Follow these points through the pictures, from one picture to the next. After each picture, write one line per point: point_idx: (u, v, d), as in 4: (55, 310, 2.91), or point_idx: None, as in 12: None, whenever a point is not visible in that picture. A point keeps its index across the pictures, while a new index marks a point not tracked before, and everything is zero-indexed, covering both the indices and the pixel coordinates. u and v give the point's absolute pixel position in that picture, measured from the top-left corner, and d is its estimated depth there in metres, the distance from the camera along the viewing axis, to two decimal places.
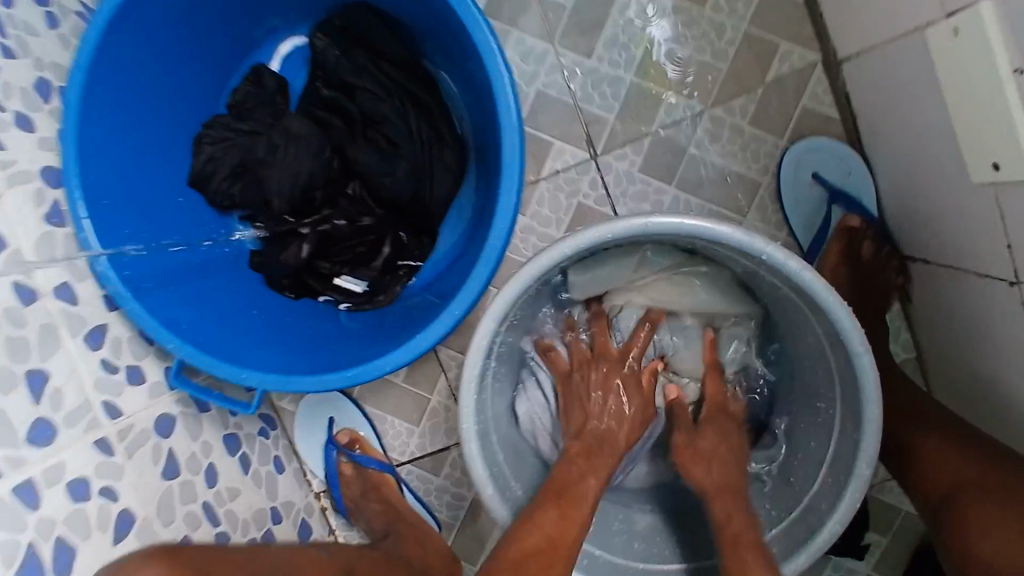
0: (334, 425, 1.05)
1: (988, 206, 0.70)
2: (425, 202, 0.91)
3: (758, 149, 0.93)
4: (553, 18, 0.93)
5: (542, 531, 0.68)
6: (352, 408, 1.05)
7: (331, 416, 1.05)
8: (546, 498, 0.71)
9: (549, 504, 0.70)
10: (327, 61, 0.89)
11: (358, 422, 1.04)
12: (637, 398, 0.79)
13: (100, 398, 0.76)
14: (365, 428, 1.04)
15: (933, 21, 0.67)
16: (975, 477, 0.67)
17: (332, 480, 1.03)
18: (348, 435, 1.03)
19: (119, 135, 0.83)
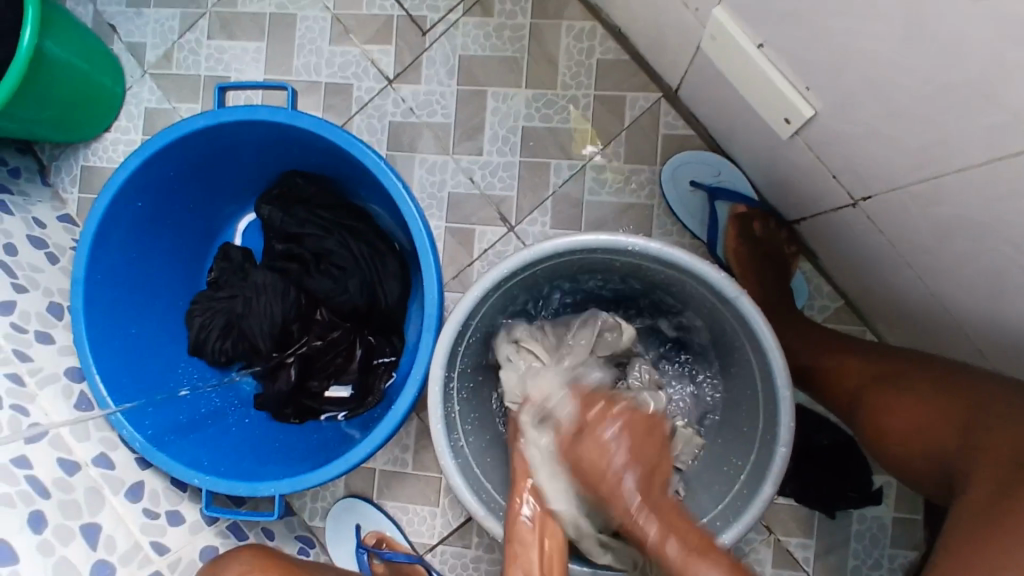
0: (361, 530, 1.11)
1: (805, 152, 0.82)
2: (381, 306, 1.07)
3: (640, 179, 1.08)
4: (443, 135, 1.13)
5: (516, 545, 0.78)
6: (375, 511, 1.11)
7: (356, 522, 1.11)
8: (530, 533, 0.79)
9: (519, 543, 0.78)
10: (274, 221, 1.09)
11: (381, 522, 1.10)
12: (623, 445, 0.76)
13: (148, 539, 0.89)
14: (390, 526, 1.11)
15: (700, 36, 0.84)
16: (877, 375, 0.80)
17: None
18: (375, 536, 1.10)
19: (123, 326, 1.01)
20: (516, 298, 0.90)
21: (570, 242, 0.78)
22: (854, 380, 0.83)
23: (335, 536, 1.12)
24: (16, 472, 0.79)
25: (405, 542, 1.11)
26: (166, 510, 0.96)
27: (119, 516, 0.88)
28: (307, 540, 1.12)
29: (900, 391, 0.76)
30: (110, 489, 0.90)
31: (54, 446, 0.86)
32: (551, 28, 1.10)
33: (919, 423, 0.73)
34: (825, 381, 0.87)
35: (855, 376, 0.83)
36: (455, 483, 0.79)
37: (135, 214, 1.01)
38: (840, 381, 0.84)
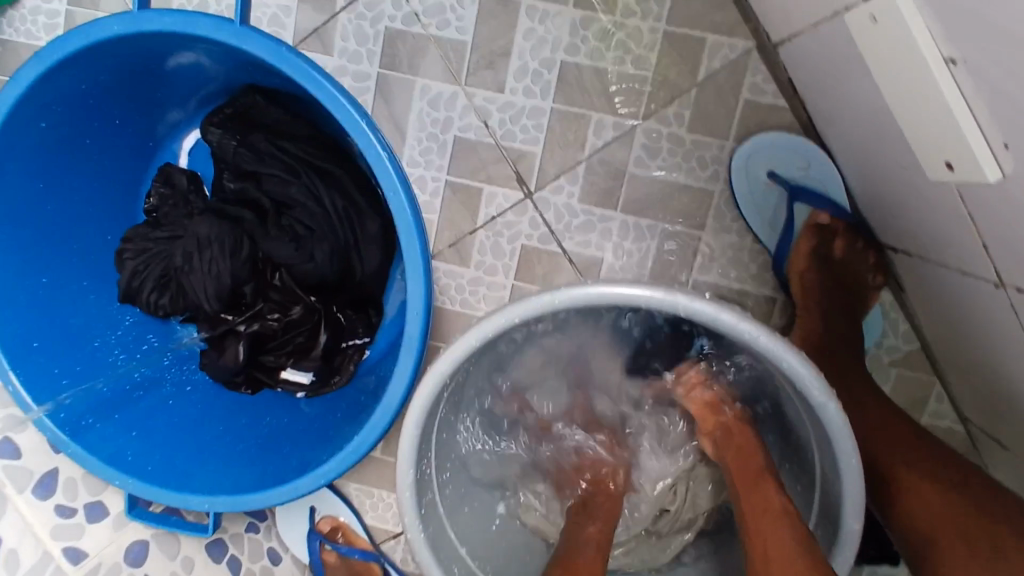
0: (315, 513, 0.99)
1: (954, 201, 0.58)
2: (355, 278, 0.86)
3: (705, 155, 0.83)
4: (454, 57, 0.85)
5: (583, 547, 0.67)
6: (332, 495, 0.98)
7: (311, 504, 0.99)
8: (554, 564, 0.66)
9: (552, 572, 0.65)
10: (225, 152, 0.85)
11: (337, 508, 0.98)
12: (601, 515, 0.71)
13: (60, 546, 0.74)
14: (346, 513, 0.98)
15: (851, 5, 0.56)
16: (960, 529, 0.58)
17: (318, 572, 0.97)
18: (329, 523, 0.98)
19: (30, 274, 0.80)
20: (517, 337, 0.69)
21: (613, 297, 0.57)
22: (939, 522, 0.60)
23: (286, 515, 1.00)
24: None
25: (362, 534, 0.97)
26: (83, 505, 0.80)
27: (25, 520, 0.73)
28: (258, 514, 1.00)
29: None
30: (13, 485, 0.73)
31: None
32: None
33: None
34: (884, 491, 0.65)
35: (922, 506, 0.61)
36: (426, 567, 0.64)
37: (39, 133, 0.76)
38: (919, 516, 0.61)
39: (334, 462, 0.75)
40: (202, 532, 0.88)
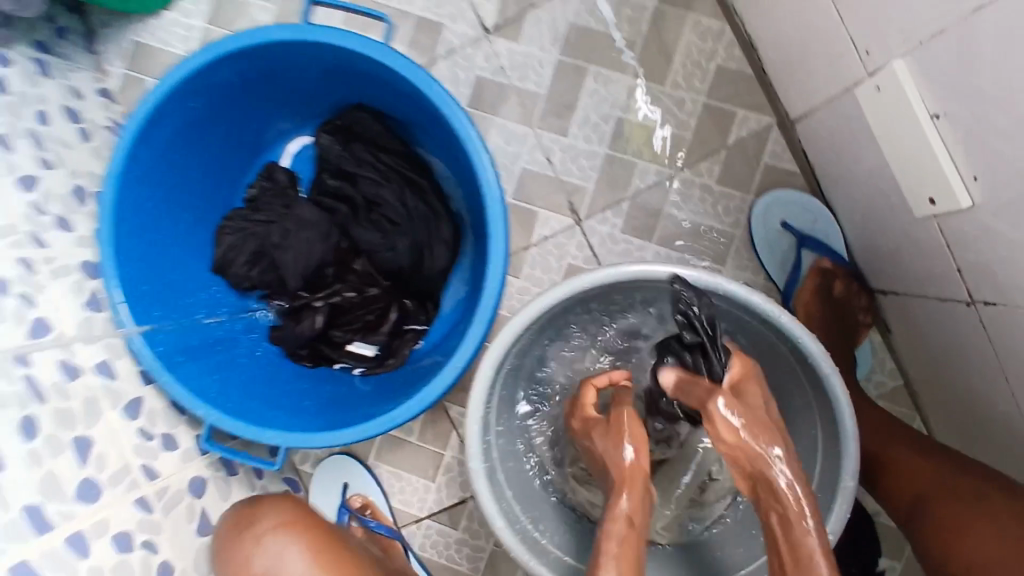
0: (347, 489, 1.10)
1: (933, 235, 0.75)
2: (424, 270, 0.99)
3: (729, 205, 1.00)
4: (529, 105, 1.03)
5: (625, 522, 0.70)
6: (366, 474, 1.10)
7: (344, 481, 1.10)
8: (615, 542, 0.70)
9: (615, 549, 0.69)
10: (330, 155, 1.01)
11: (369, 487, 1.09)
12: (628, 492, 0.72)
13: (139, 461, 0.87)
14: (376, 493, 1.09)
15: (860, 81, 0.75)
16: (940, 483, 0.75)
17: None
18: (360, 500, 1.09)
19: (147, 229, 0.93)
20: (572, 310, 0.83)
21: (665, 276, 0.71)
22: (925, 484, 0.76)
23: (320, 488, 1.10)
24: (14, 371, 0.75)
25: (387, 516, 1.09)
26: (162, 432, 0.92)
27: (113, 432, 0.85)
28: (292, 483, 1.11)
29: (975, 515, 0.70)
30: (108, 402, 0.86)
31: (57, 348, 0.82)
32: (675, 19, 1.00)
33: (998, 560, 0.66)
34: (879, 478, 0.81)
35: (908, 479, 0.78)
36: (478, 494, 0.75)
37: (188, 113, 0.91)
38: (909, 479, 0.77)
39: (398, 413, 0.86)
40: (270, 465, 1.01)
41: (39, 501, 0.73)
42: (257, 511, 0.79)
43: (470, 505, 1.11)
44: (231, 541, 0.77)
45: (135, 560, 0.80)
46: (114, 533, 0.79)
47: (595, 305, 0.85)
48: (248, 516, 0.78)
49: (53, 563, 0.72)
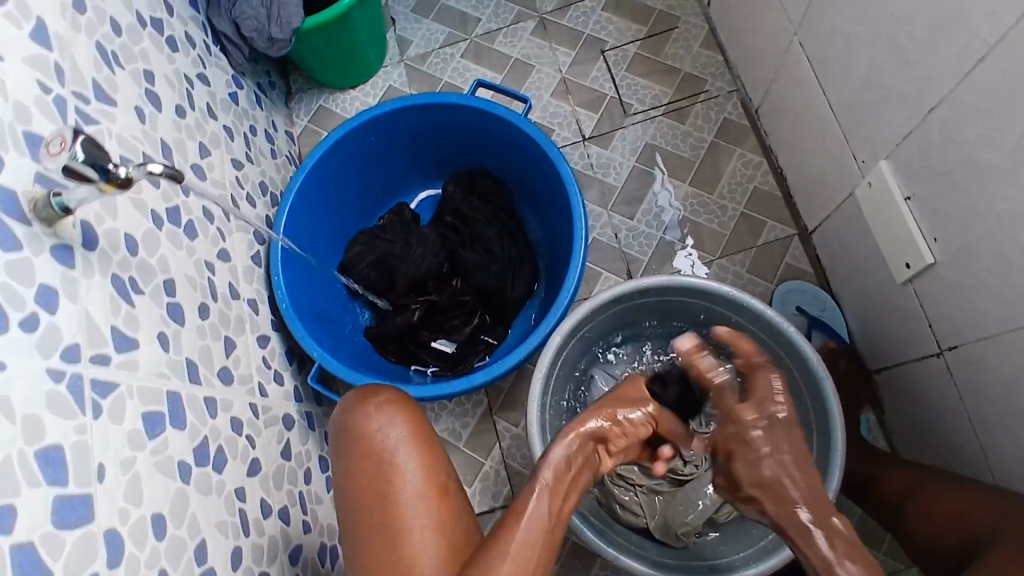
0: None
1: (911, 300, 0.98)
2: (506, 295, 1.24)
3: (755, 289, 1.25)
4: (607, 193, 1.34)
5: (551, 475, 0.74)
6: None
7: None
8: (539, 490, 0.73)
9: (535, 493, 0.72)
10: (452, 199, 1.31)
11: None
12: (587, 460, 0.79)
13: (258, 378, 1.05)
14: None
15: (858, 183, 1.04)
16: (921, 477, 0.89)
17: None
18: None
19: (308, 218, 1.22)
20: (623, 320, 1.07)
21: (703, 284, 0.96)
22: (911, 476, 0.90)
23: None
24: (204, 270, 0.99)
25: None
26: (276, 368, 1.11)
27: (247, 348, 1.05)
28: None
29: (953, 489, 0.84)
30: (250, 328, 1.07)
31: (228, 272, 1.06)
32: (726, 150, 1.33)
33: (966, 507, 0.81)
34: (873, 489, 0.94)
35: (895, 482, 0.91)
36: (531, 431, 0.93)
37: (365, 144, 1.25)
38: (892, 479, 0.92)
39: (473, 379, 1.06)
40: None
41: (196, 360, 0.90)
42: (378, 390, 0.82)
43: (497, 515, 1.21)
44: (352, 406, 0.80)
45: (240, 443, 0.94)
46: (233, 416, 0.95)
47: (639, 322, 1.08)
48: (370, 391, 0.81)
49: (196, 406, 0.87)
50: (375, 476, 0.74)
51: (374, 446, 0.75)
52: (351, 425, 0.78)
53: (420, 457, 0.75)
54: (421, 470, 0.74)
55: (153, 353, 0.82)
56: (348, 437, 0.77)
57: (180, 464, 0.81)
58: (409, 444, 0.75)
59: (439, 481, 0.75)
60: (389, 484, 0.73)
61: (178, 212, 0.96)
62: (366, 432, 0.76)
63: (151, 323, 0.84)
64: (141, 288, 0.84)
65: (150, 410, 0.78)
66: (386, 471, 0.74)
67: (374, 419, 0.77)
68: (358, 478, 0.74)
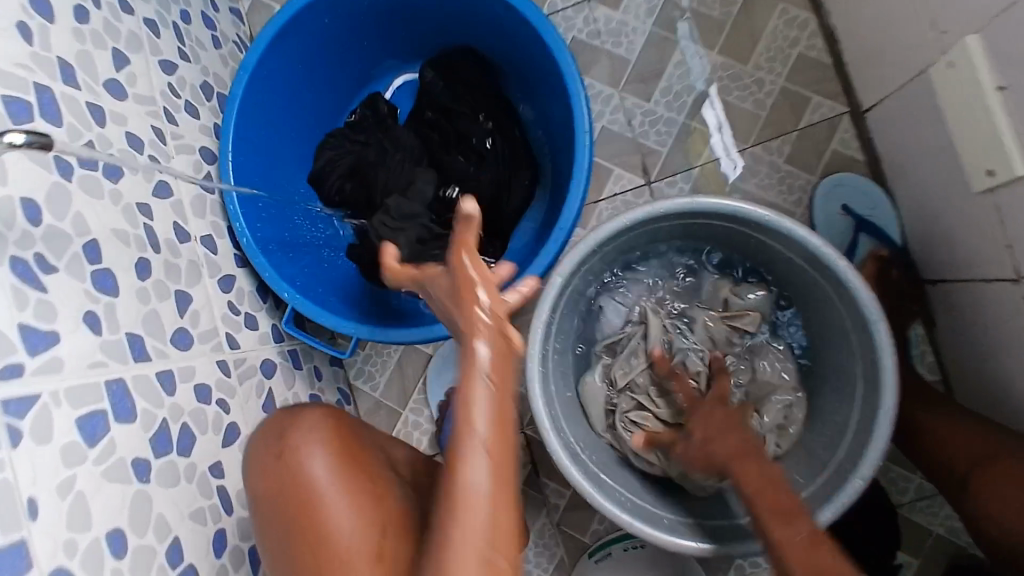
0: None
1: (989, 213, 0.81)
2: (503, 205, 1.08)
3: (793, 184, 1.06)
4: (618, 68, 1.11)
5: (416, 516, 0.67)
6: None
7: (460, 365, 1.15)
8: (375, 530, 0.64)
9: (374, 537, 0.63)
10: (433, 90, 1.10)
11: None
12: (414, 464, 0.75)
13: (225, 329, 0.93)
14: None
15: (933, 62, 0.81)
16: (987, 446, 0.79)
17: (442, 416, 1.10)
18: None
19: (262, 128, 1.04)
20: (627, 250, 0.92)
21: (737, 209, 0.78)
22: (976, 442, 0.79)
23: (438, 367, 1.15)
24: (138, 218, 0.84)
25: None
26: (247, 311, 1.00)
27: (207, 297, 0.93)
28: (345, 395, 1.16)
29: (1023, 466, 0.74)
30: (207, 271, 0.94)
31: (172, 211, 0.91)
32: (765, 6, 1.08)
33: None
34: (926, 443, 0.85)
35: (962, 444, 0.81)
36: (532, 388, 0.82)
37: (319, 28, 1.03)
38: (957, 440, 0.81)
39: None
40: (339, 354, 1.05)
41: (140, 332, 0.79)
42: (298, 414, 0.69)
43: None
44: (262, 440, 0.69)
45: (210, 411, 0.85)
46: (197, 382, 0.85)
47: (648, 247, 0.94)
48: (287, 422, 0.68)
49: (148, 387, 0.77)
50: (300, 536, 0.62)
51: (301, 495, 0.63)
52: (269, 469, 0.66)
53: (354, 508, 0.63)
54: (357, 522, 0.63)
55: (80, 342, 0.70)
56: (265, 481, 0.66)
57: (136, 463, 0.72)
58: (338, 492, 0.63)
59: (378, 537, 0.62)
60: (318, 544, 0.62)
61: (92, 152, 0.80)
62: (284, 481, 0.64)
63: (73, 303, 0.71)
64: (52, 265, 0.70)
65: (88, 412, 0.69)
66: (316, 526, 0.62)
67: (293, 462, 0.65)
68: (282, 538, 0.63)
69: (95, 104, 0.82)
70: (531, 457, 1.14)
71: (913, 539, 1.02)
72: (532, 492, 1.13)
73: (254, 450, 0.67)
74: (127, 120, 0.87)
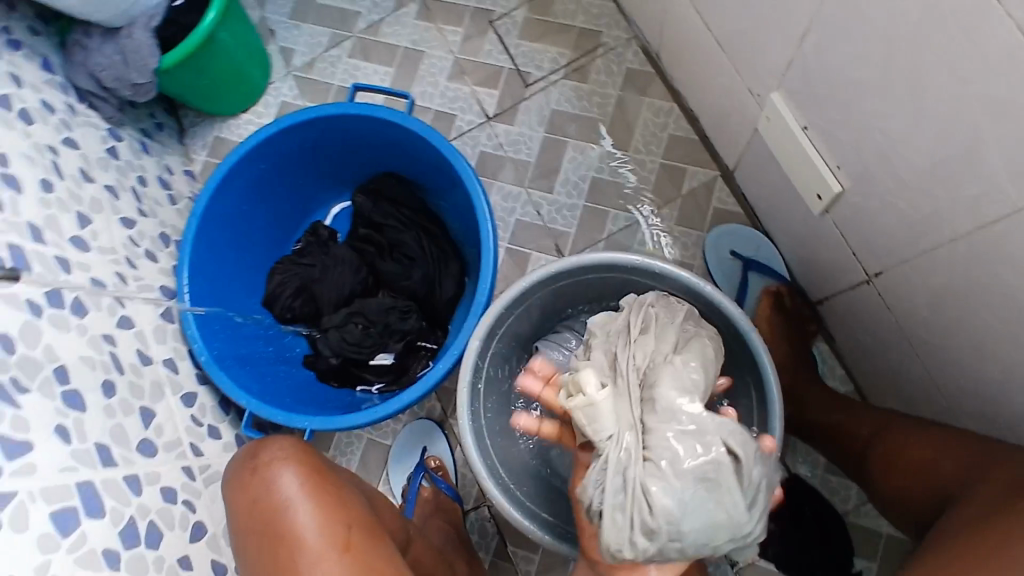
0: (426, 453, 1.21)
1: (832, 230, 0.95)
2: (437, 297, 1.21)
3: (687, 240, 1.21)
4: (522, 170, 1.29)
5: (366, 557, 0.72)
6: (444, 440, 1.21)
7: (423, 445, 1.21)
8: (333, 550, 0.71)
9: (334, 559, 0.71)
10: (364, 209, 1.26)
11: (444, 451, 1.20)
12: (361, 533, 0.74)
13: (189, 439, 1.02)
14: (449, 456, 1.20)
15: (759, 118, 0.98)
16: (880, 426, 0.83)
17: (407, 496, 1.16)
18: (437, 461, 1.19)
19: (215, 262, 1.18)
20: (584, 291, 1.03)
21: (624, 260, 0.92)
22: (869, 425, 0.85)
23: (401, 451, 1.21)
24: (103, 345, 0.95)
25: (452, 482, 1.19)
26: (210, 423, 1.08)
27: (170, 412, 1.01)
28: None
29: (915, 431, 0.78)
30: (170, 390, 1.04)
31: (134, 338, 1.02)
32: (635, 102, 1.28)
33: (933, 456, 0.74)
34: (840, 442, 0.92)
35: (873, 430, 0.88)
36: (466, 442, 0.90)
37: (258, 173, 1.20)
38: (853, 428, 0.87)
39: (405, 395, 1.03)
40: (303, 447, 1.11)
41: (107, 442, 0.88)
42: (266, 442, 0.80)
43: (472, 515, 1.19)
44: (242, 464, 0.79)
45: (176, 512, 0.92)
46: (162, 486, 0.92)
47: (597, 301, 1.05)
48: (257, 446, 0.80)
49: (115, 489, 0.85)
50: (273, 540, 0.72)
51: (269, 503, 0.74)
52: (246, 492, 0.76)
53: (318, 507, 0.73)
54: (320, 520, 0.72)
55: (51, 451, 0.79)
56: (245, 494, 0.76)
57: (106, 553, 0.79)
58: (301, 492, 0.74)
59: (340, 533, 0.72)
60: (286, 544, 0.71)
61: (58, 293, 0.91)
62: (254, 498, 0.75)
63: (43, 419, 0.80)
64: (26, 386, 0.80)
65: (59, 508, 0.76)
66: (283, 527, 0.72)
67: (260, 479, 0.76)
68: (260, 546, 0.73)
69: (62, 256, 0.94)
70: (497, 527, 1.18)
71: (868, 543, 1.06)
72: (502, 563, 1.16)
73: (231, 477, 0.78)
74: (91, 267, 0.99)
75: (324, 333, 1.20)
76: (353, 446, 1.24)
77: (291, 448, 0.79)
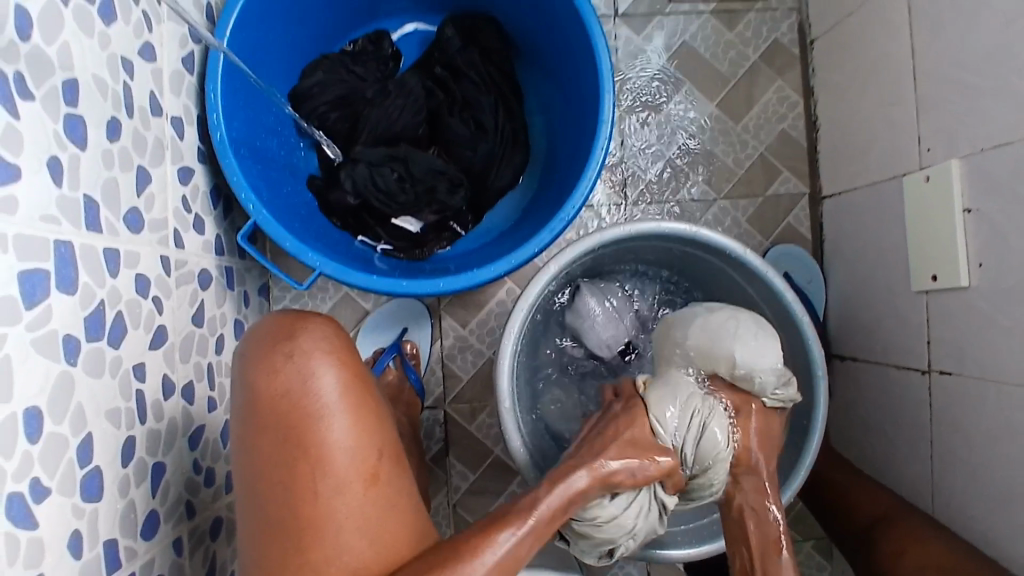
0: (404, 334, 1.11)
1: (919, 312, 0.93)
2: (489, 181, 1.06)
3: (747, 242, 1.16)
4: (624, 90, 1.15)
5: (393, 495, 0.65)
6: (426, 329, 1.11)
7: (404, 325, 1.11)
8: (360, 476, 0.64)
9: (361, 488, 0.63)
10: (450, 46, 1.06)
11: (423, 340, 1.11)
12: (394, 468, 0.67)
13: (174, 224, 0.83)
14: (425, 347, 1.11)
15: (912, 172, 0.93)
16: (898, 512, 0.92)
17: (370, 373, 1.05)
18: (412, 347, 1.09)
19: (262, 24, 0.95)
20: (660, 253, 0.96)
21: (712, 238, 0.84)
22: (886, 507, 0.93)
23: (379, 322, 1.11)
24: (119, 72, 0.73)
25: (420, 374, 1.10)
26: (196, 213, 0.89)
27: (164, 184, 0.82)
28: (264, 290, 1.10)
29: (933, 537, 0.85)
30: (170, 157, 0.83)
31: (152, 77, 0.80)
32: (766, 78, 1.17)
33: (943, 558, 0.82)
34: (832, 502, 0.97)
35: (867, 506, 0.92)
36: (501, 364, 0.82)
37: None
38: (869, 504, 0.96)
39: (439, 281, 0.90)
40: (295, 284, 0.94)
41: (97, 199, 0.68)
42: (305, 324, 0.69)
43: (425, 414, 1.12)
44: (269, 340, 0.67)
45: (145, 307, 0.75)
46: (138, 272, 0.75)
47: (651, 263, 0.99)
48: (293, 329, 0.68)
49: (93, 261, 0.67)
50: (296, 445, 0.63)
51: (303, 404, 0.64)
52: (273, 377, 0.65)
53: (354, 426, 0.65)
54: (353, 439, 0.64)
55: (40, 186, 0.60)
56: (269, 381, 0.65)
57: (67, 339, 0.62)
58: (340, 405, 0.64)
59: (372, 463, 0.65)
60: (313, 458, 0.63)
61: None
62: (284, 389, 0.64)
63: (41, 142, 0.60)
64: (29, 92, 0.59)
65: (31, 268, 0.58)
66: (313, 436, 0.63)
67: (297, 369, 0.65)
68: (274, 447, 0.64)
69: None
70: (445, 434, 1.12)
71: None
72: (437, 470, 1.11)
73: (259, 353, 0.66)
74: None
75: (352, 163, 1.02)
76: (327, 293, 1.12)
77: (331, 347, 0.67)
